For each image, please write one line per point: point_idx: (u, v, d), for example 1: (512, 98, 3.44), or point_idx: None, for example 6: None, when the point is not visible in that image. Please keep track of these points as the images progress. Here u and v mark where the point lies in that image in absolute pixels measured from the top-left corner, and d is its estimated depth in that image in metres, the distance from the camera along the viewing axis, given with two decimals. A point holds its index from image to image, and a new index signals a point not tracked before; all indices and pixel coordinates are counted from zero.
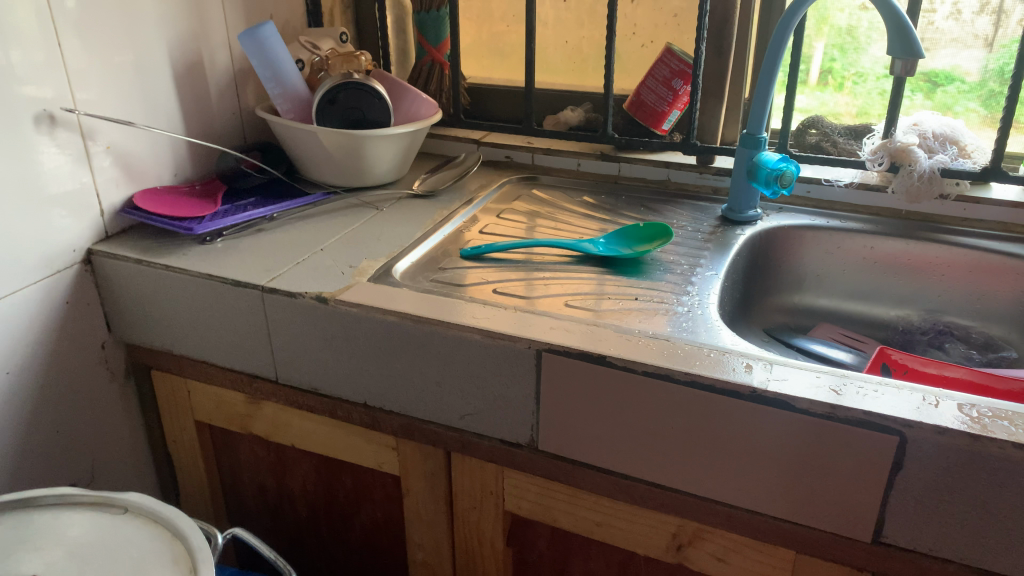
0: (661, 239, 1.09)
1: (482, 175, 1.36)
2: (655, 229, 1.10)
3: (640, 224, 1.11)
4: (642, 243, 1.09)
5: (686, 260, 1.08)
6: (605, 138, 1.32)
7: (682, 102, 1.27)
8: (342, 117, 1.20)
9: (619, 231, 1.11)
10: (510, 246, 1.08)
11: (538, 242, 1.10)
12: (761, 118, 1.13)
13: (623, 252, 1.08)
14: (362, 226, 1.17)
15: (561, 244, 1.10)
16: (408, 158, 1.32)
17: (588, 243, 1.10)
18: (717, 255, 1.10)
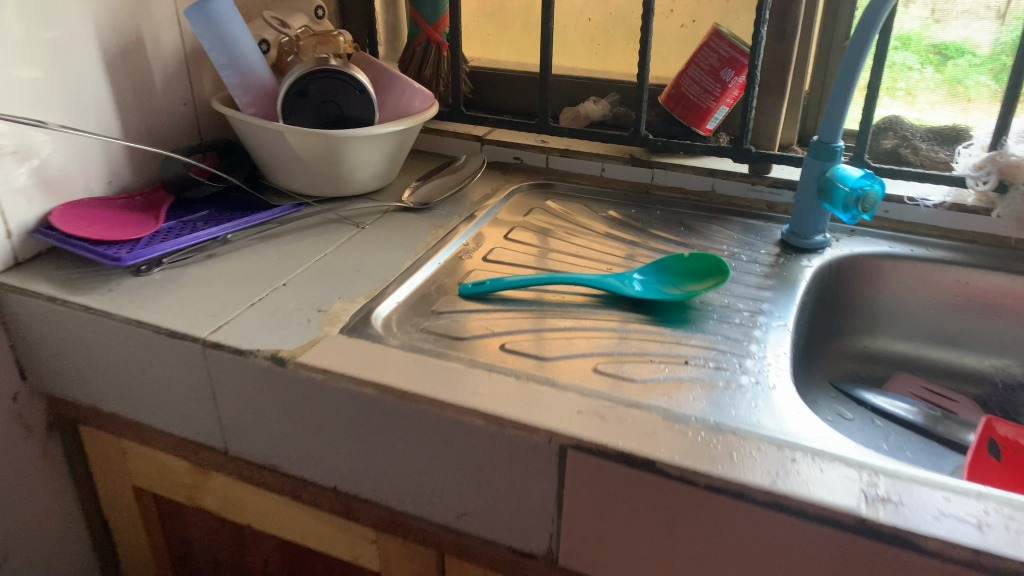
0: (720, 277, 0.85)
1: (488, 181, 1.14)
2: (708, 265, 0.87)
3: (685, 257, 0.88)
4: (693, 285, 0.87)
5: (744, 304, 0.85)
6: (637, 139, 1.08)
7: (731, 95, 1.04)
8: (314, 113, 0.97)
9: (658, 261, 0.89)
10: (520, 282, 0.86)
11: (554, 276, 0.87)
12: (839, 124, 0.90)
13: (665, 295, 0.85)
14: (338, 251, 0.94)
15: (583, 279, 0.87)
16: (397, 161, 1.09)
17: (617, 278, 0.87)
18: (782, 299, 0.87)
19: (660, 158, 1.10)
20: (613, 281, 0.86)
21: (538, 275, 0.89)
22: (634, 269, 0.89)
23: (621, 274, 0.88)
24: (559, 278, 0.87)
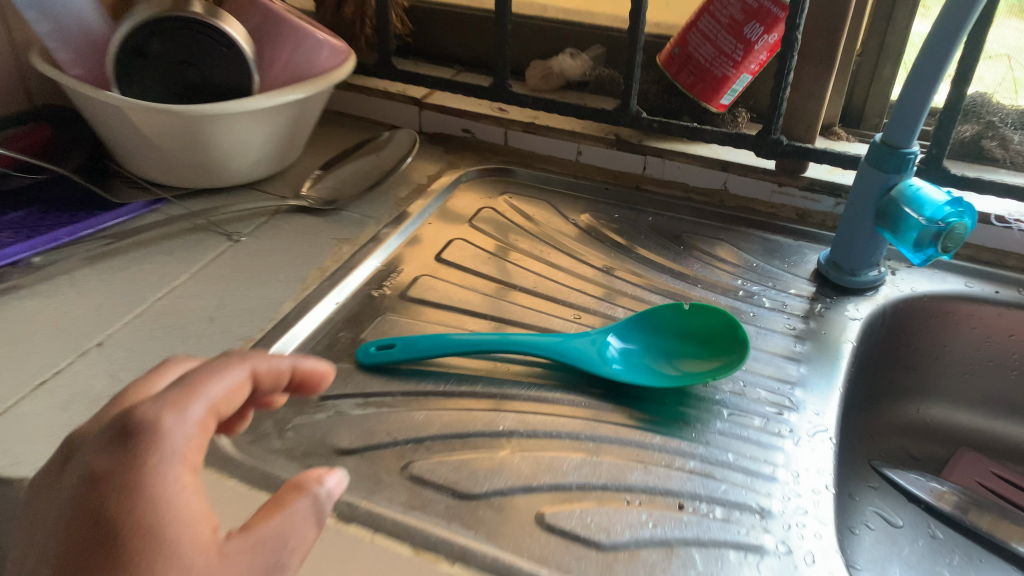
0: (738, 352, 0.59)
1: (426, 166, 0.86)
2: (718, 329, 0.61)
3: (685, 313, 0.62)
4: (695, 362, 0.60)
5: (763, 394, 0.59)
6: (625, 118, 0.79)
7: (756, 59, 0.76)
8: (165, 80, 0.68)
9: (645, 316, 0.63)
10: (447, 351, 0.59)
11: (492, 338, 0.60)
12: (913, 123, 0.62)
13: (655, 379, 0.58)
14: (195, 280, 0.67)
15: (534, 344, 0.60)
16: (298, 138, 0.80)
17: (586, 344, 0.60)
18: (814, 385, 0.60)
19: (656, 140, 0.81)
20: (580, 351, 0.59)
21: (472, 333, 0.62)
22: (610, 329, 0.62)
23: (591, 336, 0.61)
24: (499, 344, 0.60)
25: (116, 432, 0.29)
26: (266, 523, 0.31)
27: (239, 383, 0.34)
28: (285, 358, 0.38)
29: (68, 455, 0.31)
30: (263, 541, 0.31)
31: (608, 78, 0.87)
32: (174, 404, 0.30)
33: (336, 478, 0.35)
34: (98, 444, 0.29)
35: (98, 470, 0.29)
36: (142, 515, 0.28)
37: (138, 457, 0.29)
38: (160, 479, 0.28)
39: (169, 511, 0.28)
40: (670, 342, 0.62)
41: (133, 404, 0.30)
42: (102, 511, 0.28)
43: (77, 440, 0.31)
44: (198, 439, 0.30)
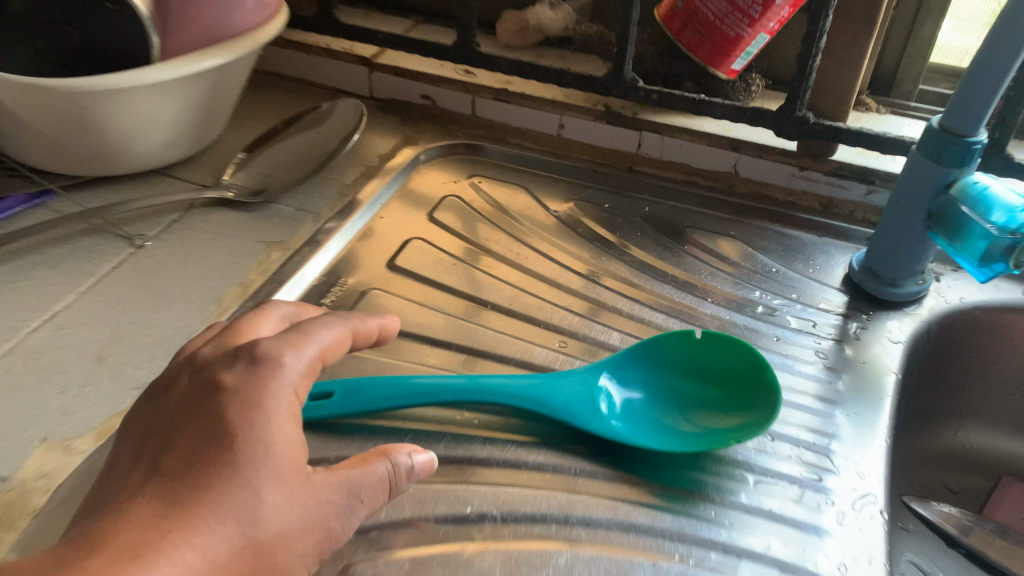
0: (765, 405, 0.47)
1: (378, 142, 0.71)
2: (738, 370, 0.49)
3: (695, 345, 0.50)
4: (709, 414, 0.48)
5: (795, 455, 0.48)
6: (618, 88, 0.65)
7: (777, 15, 0.60)
8: (42, 41, 0.54)
9: (646, 348, 0.50)
10: (399, 405, 0.47)
11: (456, 381, 0.48)
12: (983, 108, 0.49)
13: (664, 439, 0.46)
14: (84, 300, 0.53)
15: (507, 390, 0.48)
16: (218, 112, 0.66)
17: (574, 391, 0.48)
18: (853, 441, 0.49)
19: (653, 113, 0.68)
20: (568, 400, 0.47)
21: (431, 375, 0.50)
22: (603, 367, 0.50)
23: (581, 380, 0.49)
24: (464, 391, 0.47)
25: (244, 363, 0.37)
26: (346, 470, 0.36)
27: (337, 336, 0.41)
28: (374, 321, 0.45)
29: (187, 381, 0.37)
30: (342, 482, 0.36)
31: (595, 34, 0.73)
32: (293, 345, 0.38)
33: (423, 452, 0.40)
34: (226, 371, 0.36)
35: (228, 383, 0.35)
36: (250, 427, 0.33)
37: (260, 375, 0.36)
38: (268, 407, 0.35)
39: (262, 440, 0.33)
40: (675, 383, 0.50)
41: (255, 343, 0.38)
42: (221, 417, 0.34)
43: (200, 367, 0.38)
44: (298, 380, 0.37)
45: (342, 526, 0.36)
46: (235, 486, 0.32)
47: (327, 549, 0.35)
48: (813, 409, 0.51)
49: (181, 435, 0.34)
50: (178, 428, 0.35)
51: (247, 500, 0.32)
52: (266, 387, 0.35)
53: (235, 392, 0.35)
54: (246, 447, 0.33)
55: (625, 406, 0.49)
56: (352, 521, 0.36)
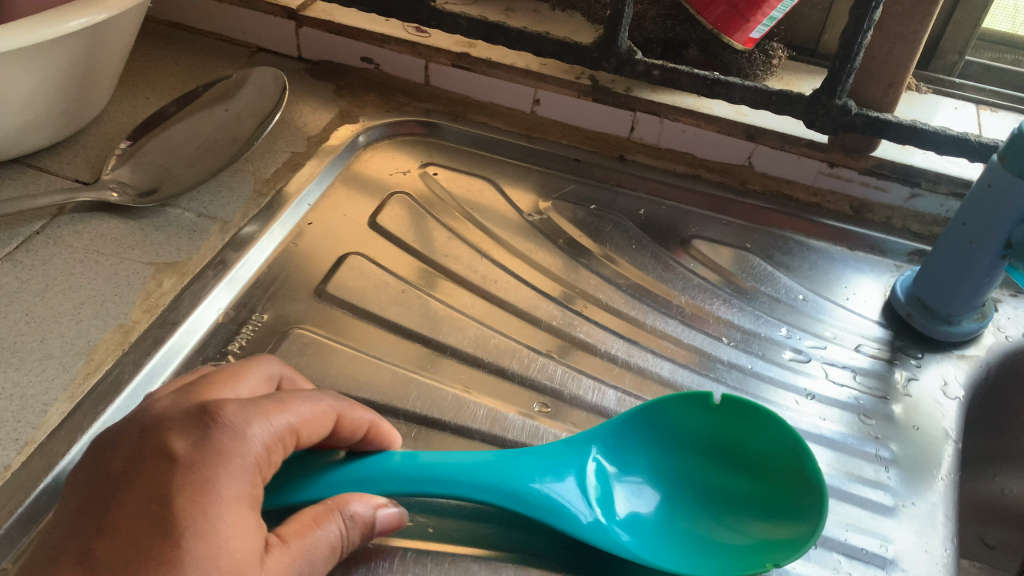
0: (807, 504, 0.36)
1: (309, 118, 0.57)
2: (771, 449, 0.38)
3: (716, 412, 0.39)
4: (743, 514, 0.38)
5: (848, 574, 0.37)
6: (611, 59, 0.51)
7: None
8: None
9: (652, 409, 0.40)
10: (316, 498, 0.34)
11: (386, 457, 0.36)
12: None
13: (677, 560, 0.35)
14: None
15: (452, 468, 0.36)
16: (98, 84, 0.51)
17: (553, 477, 0.37)
18: (916, 548, 0.38)
19: (651, 90, 0.55)
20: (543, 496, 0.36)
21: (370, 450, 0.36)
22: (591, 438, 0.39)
23: (566, 459, 0.38)
24: (394, 475, 0.35)
25: (204, 428, 0.28)
26: (300, 539, 0.29)
27: (319, 417, 0.32)
28: (365, 413, 0.35)
29: (134, 439, 0.29)
30: (297, 560, 0.29)
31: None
32: (262, 413, 0.30)
33: (389, 504, 0.33)
34: (180, 435, 0.28)
35: (181, 455, 0.28)
36: (205, 519, 0.26)
37: (219, 446, 0.28)
38: (227, 493, 0.27)
39: (211, 542, 0.26)
40: (695, 465, 0.39)
41: (220, 402, 0.29)
42: (168, 504, 0.26)
43: (153, 420, 0.30)
44: (262, 466, 0.29)
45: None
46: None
47: None
48: (860, 499, 0.40)
49: (116, 522, 0.27)
50: (111, 509, 0.27)
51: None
52: (227, 466, 0.28)
53: (187, 471, 0.27)
54: (196, 550, 0.26)
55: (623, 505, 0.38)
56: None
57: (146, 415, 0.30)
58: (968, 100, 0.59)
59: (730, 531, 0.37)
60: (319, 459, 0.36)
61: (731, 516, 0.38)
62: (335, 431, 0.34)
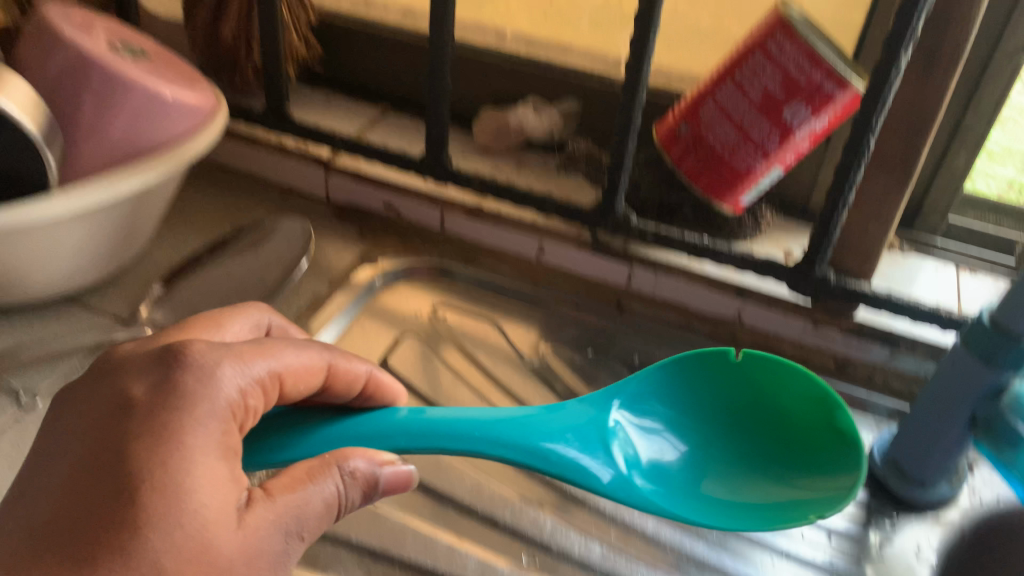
0: (837, 459, 0.43)
1: (332, 258, 0.62)
2: (790, 410, 0.45)
3: (733, 371, 0.47)
4: (784, 472, 0.44)
5: None
6: (606, 222, 0.57)
7: (795, 150, 0.54)
8: None
9: (672, 368, 0.48)
10: (307, 454, 0.43)
11: (369, 418, 0.45)
12: None
13: (713, 517, 0.42)
14: None
15: (465, 424, 0.44)
16: (140, 232, 0.56)
17: (580, 440, 0.44)
18: None
19: (646, 246, 0.59)
20: (569, 455, 0.44)
21: (371, 407, 0.46)
22: (612, 396, 0.47)
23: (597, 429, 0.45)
24: (376, 430, 0.44)
25: (163, 372, 0.34)
26: (289, 496, 0.35)
27: (312, 369, 0.41)
28: (362, 369, 0.44)
29: (99, 394, 0.35)
30: (281, 516, 0.34)
31: (583, 155, 0.65)
32: (238, 358, 0.37)
33: (394, 463, 0.39)
34: (143, 388, 0.34)
35: (140, 400, 0.33)
36: (159, 472, 0.31)
37: (181, 390, 0.34)
38: (188, 442, 0.32)
39: (174, 471, 0.31)
40: (717, 427, 0.47)
41: (187, 345, 0.36)
42: (126, 459, 0.31)
43: (117, 370, 0.36)
44: (236, 408, 0.35)
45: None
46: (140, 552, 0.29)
47: None
48: None
49: (86, 468, 0.32)
50: (80, 459, 0.32)
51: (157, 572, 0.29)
52: (189, 412, 0.33)
53: (148, 421, 0.32)
54: (157, 505, 0.30)
55: (652, 463, 0.46)
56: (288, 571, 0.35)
57: (116, 370, 0.36)
58: (949, 261, 0.63)
59: (769, 487, 0.44)
60: (309, 421, 0.45)
61: (765, 475, 0.45)
62: (325, 383, 0.43)
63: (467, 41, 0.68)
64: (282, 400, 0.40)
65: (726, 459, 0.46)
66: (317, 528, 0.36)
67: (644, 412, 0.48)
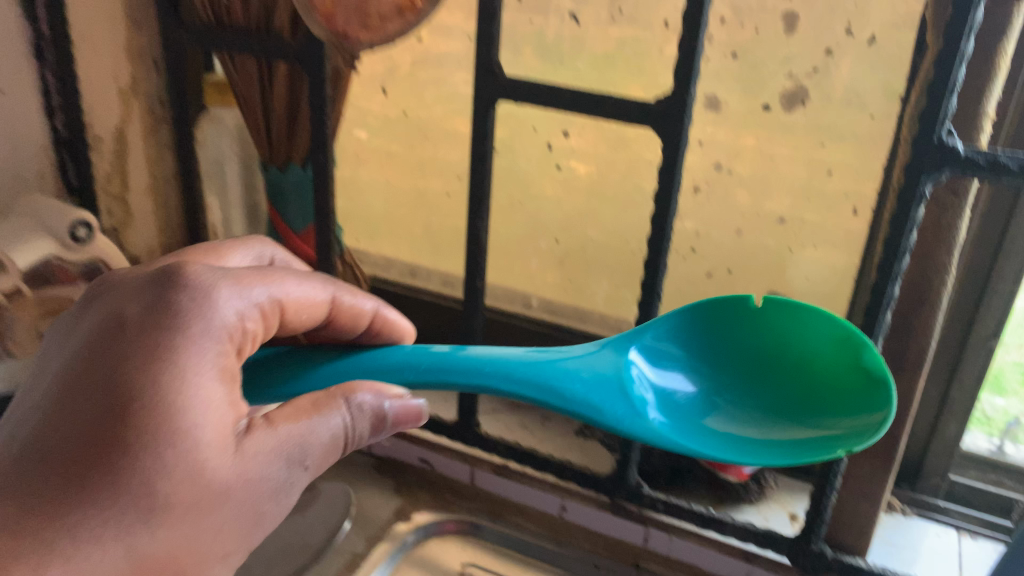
0: (860, 400, 0.45)
1: (371, 510, 0.68)
2: (815, 353, 0.47)
3: (757, 317, 0.49)
4: (811, 415, 0.47)
5: None
6: (621, 490, 0.62)
7: None
8: None
9: (689, 317, 0.51)
10: (312, 388, 0.50)
11: (384, 354, 0.51)
12: None
13: (735, 454, 0.45)
14: None
15: (485, 364, 0.49)
16: None
17: (590, 382, 0.48)
18: None
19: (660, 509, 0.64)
20: (585, 393, 0.48)
21: (376, 344, 0.53)
22: (629, 342, 0.51)
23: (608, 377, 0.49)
24: (384, 366, 0.50)
25: (155, 297, 0.39)
26: (291, 425, 0.40)
27: (318, 306, 0.48)
28: (368, 308, 0.51)
29: (95, 313, 0.40)
30: (283, 440, 0.39)
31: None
32: (238, 284, 0.42)
33: (403, 398, 0.45)
34: (137, 309, 0.38)
35: (134, 320, 0.38)
36: (149, 396, 0.35)
37: (173, 309, 0.38)
38: (181, 364, 0.37)
39: (167, 395, 0.35)
40: (735, 379, 0.50)
41: (183, 267, 0.41)
42: (118, 381, 0.35)
43: (114, 295, 0.40)
44: (233, 331, 0.41)
45: (277, 504, 0.39)
46: (130, 470, 0.34)
47: (256, 529, 0.39)
48: None
49: (77, 386, 0.36)
50: (74, 367, 0.37)
51: (144, 484, 0.34)
52: (181, 334, 0.38)
53: (142, 341, 0.37)
54: (147, 427, 0.34)
55: (666, 399, 0.50)
56: (289, 496, 0.40)
57: (108, 294, 0.41)
58: (949, 526, 0.67)
59: (797, 431, 0.46)
60: (313, 360, 0.51)
61: (795, 421, 0.47)
62: (327, 316, 0.50)
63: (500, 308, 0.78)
64: (284, 325, 0.46)
65: (735, 407, 0.49)
66: (320, 458, 0.41)
67: (661, 354, 0.52)
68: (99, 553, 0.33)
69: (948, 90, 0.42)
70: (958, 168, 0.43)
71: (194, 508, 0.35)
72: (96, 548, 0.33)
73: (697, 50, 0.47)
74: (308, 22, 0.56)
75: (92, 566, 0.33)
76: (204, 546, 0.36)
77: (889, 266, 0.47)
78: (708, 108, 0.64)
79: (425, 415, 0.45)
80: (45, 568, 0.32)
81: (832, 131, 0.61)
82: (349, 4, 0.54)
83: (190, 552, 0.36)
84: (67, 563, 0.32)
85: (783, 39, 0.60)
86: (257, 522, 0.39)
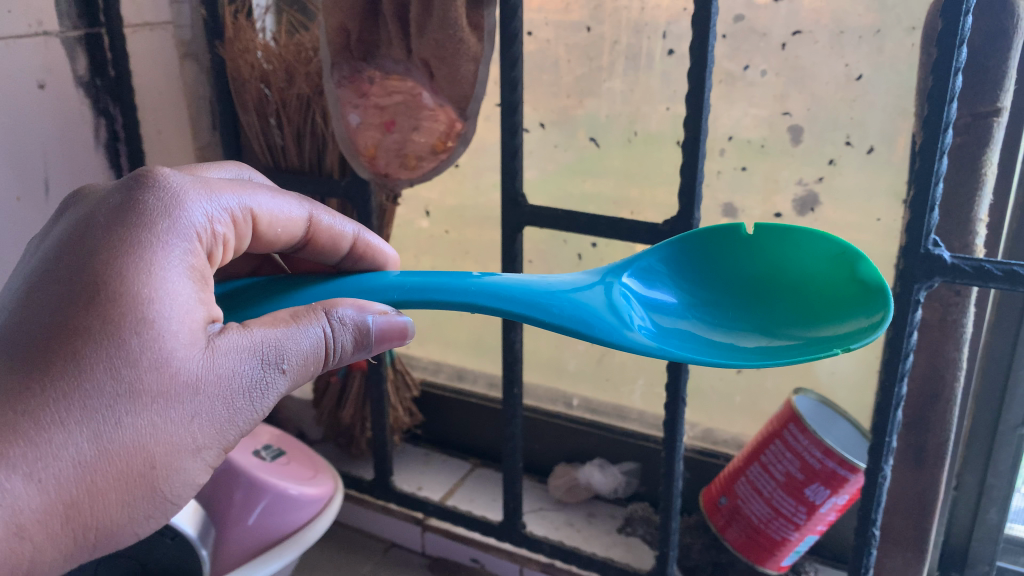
0: (858, 307, 0.42)
1: None
2: (809, 275, 0.45)
3: (750, 245, 0.47)
4: (814, 326, 0.44)
5: None
6: None
7: (823, 519, 0.61)
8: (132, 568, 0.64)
9: (679, 248, 0.48)
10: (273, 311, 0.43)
11: (361, 279, 0.45)
12: None
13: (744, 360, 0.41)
14: None
15: (482, 287, 0.43)
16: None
17: (597, 303, 0.43)
18: None
19: None
20: (571, 308, 0.42)
21: (361, 268, 0.49)
22: (620, 270, 0.47)
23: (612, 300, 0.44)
24: (367, 286, 0.44)
25: (124, 193, 0.37)
26: (268, 327, 0.37)
27: (291, 223, 0.45)
28: (348, 230, 0.47)
29: (69, 212, 0.38)
30: (257, 343, 0.36)
31: (641, 515, 0.75)
32: (209, 190, 0.40)
33: (389, 314, 0.40)
34: (105, 208, 0.36)
35: (104, 216, 0.36)
36: (116, 285, 0.33)
37: (143, 207, 0.36)
38: (148, 259, 0.34)
39: (134, 289, 0.33)
40: (726, 299, 0.47)
41: (152, 171, 0.38)
42: (84, 269, 0.33)
43: (86, 197, 0.38)
44: (203, 233, 0.38)
45: (251, 404, 0.37)
46: (93, 357, 0.32)
47: (230, 432, 0.37)
48: None
49: (39, 278, 0.34)
50: (43, 258, 0.35)
51: (111, 372, 0.32)
52: (150, 230, 0.35)
53: (107, 233, 0.34)
54: (113, 316, 0.32)
55: (666, 328, 0.45)
56: (265, 397, 0.37)
57: (81, 200, 0.38)
58: None
59: (794, 341, 0.43)
60: (283, 285, 0.44)
61: (795, 333, 0.44)
62: (304, 236, 0.46)
63: (545, 407, 0.81)
64: (258, 239, 0.44)
65: (731, 326, 0.46)
66: (300, 363, 0.37)
67: (655, 282, 0.48)
68: (63, 437, 0.32)
69: (928, 205, 0.46)
70: (947, 276, 0.46)
71: (164, 398, 0.34)
72: (61, 432, 0.32)
73: (699, 173, 0.52)
74: (355, 166, 0.63)
75: (57, 451, 0.32)
76: (175, 438, 0.35)
77: (895, 366, 0.50)
78: (726, 216, 0.69)
79: (412, 333, 0.41)
80: (7, 457, 0.30)
81: (844, 232, 0.65)
82: (389, 148, 0.61)
83: (160, 445, 0.34)
84: (30, 451, 0.31)
85: (790, 150, 0.64)
86: (230, 420, 0.36)
